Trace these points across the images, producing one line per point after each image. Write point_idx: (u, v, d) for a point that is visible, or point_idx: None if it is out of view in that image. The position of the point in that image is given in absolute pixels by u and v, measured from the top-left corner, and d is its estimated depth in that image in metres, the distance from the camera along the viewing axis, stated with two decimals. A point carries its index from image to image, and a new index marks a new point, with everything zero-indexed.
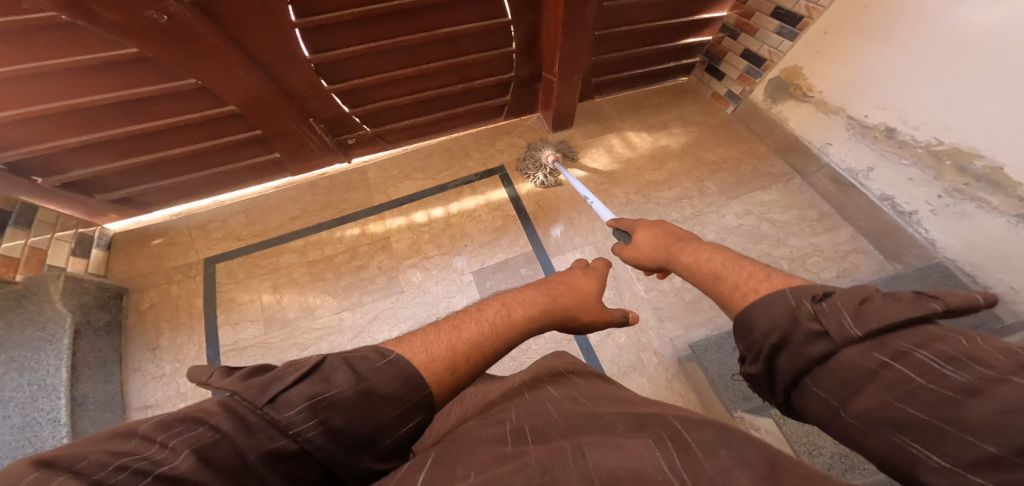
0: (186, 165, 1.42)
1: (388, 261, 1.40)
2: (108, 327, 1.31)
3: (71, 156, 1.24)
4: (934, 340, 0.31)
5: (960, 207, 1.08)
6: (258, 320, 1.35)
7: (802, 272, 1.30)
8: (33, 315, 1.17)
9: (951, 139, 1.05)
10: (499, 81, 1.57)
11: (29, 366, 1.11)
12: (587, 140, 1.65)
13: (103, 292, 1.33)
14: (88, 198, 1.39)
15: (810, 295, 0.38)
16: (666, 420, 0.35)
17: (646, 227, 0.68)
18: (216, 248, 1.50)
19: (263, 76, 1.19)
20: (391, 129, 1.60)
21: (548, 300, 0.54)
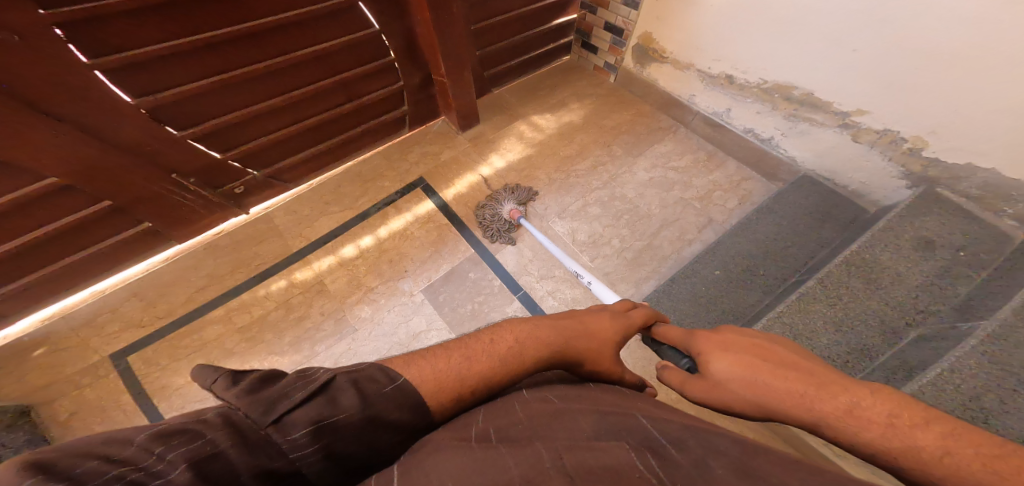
0: (37, 258, 1.22)
1: (330, 304, 1.33)
2: (31, 441, 1.10)
3: None
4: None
5: (799, 127, 1.29)
6: (207, 397, 1.23)
7: (712, 207, 1.44)
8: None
9: (771, 76, 1.26)
10: (390, 94, 1.52)
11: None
12: (498, 132, 1.66)
13: (4, 413, 1.12)
14: None
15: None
16: (637, 421, 0.39)
17: (721, 353, 0.54)
18: (118, 341, 1.32)
19: (75, 133, 1.02)
20: (284, 168, 1.49)
21: (560, 334, 0.53)
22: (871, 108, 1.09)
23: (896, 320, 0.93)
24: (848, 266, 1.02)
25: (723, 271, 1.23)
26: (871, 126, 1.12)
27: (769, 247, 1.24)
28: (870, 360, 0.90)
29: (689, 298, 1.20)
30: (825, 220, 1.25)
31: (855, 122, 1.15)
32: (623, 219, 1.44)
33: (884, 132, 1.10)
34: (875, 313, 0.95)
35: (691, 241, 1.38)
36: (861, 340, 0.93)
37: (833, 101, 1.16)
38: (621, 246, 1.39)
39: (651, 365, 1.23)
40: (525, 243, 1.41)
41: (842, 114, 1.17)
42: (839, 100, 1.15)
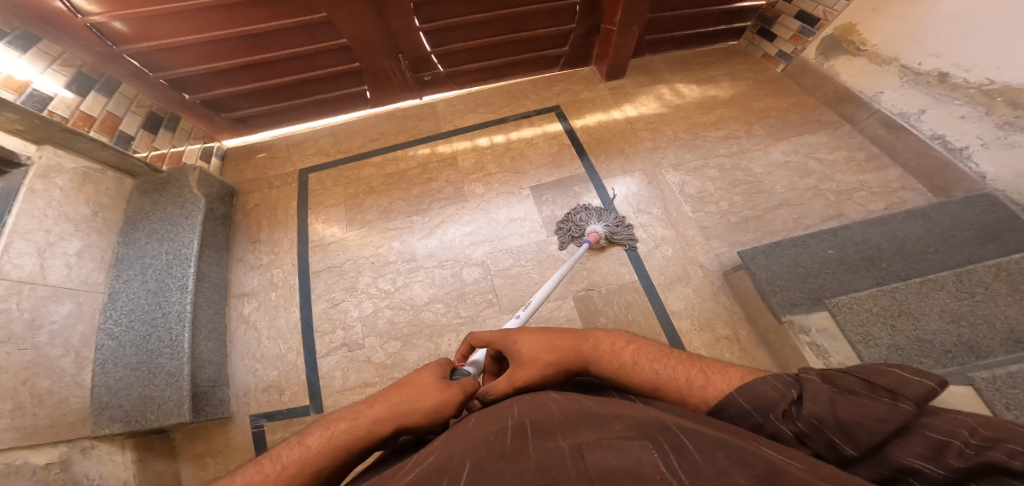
0: (296, 91, 1.72)
1: (455, 176, 1.62)
2: (222, 218, 1.57)
3: (217, 77, 1.56)
4: (940, 453, 0.31)
5: (1011, 138, 1.11)
6: (342, 220, 1.61)
7: (848, 203, 1.35)
8: (174, 197, 1.41)
9: (1002, 78, 1.09)
10: (561, 32, 1.73)
11: (169, 237, 1.33)
12: (638, 89, 1.78)
13: (222, 190, 1.62)
14: (216, 116, 1.72)
15: (778, 410, 0.40)
16: (666, 426, 0.35)
17: (523, 336, 0.62)
18: (308, 161, 1.77)
19: (375, 16, 1.47)
20: (460, 72, 1.82)
21: (372, 418, 0.51)
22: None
23: None
24: (997, 271, 0.90)
25: (838, 252, 1.13)
26: None
27: (905, 245, 1.10)
28: (975, 357, 0.81)
29: (786, 265, 1.13)
30: (988, 241, 1.05)
31: None
32: (738, 189, 1.44)
33: None
34: (1007, 321, 0.84)
35: (808, 227, 1.32)
36: (967, 337, 0.84)
37: None
38: (728, 210, 1.40)
39: (716, 321, 1.22)
40: (631, 179, 1.52)
41: None
42: None
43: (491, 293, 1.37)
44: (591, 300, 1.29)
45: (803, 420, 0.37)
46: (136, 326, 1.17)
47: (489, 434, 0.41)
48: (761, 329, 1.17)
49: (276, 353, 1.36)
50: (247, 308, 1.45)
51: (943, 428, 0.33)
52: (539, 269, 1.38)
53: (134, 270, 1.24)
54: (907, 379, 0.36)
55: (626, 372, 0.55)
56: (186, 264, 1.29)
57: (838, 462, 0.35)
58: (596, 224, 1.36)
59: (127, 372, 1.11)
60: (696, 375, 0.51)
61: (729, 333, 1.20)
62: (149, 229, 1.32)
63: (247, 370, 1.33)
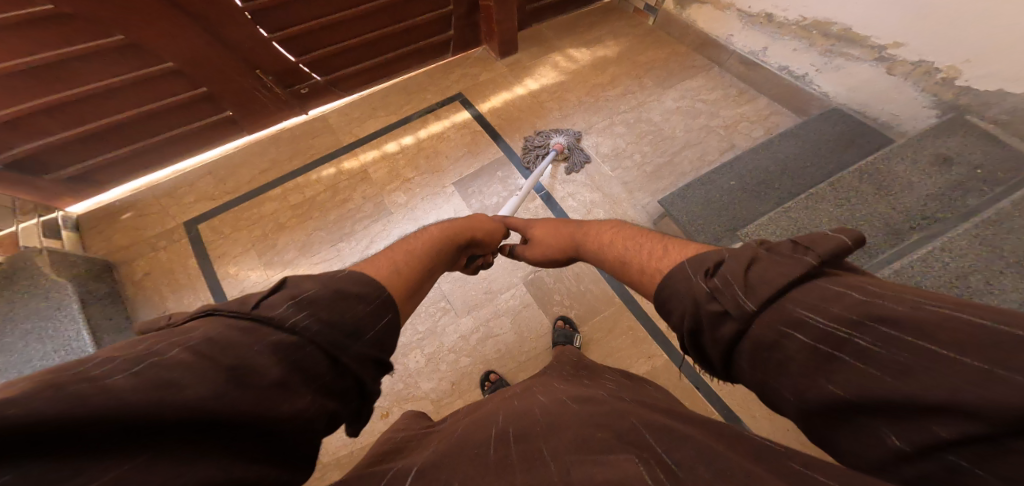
0: (136, 131, 1.42)
1: (371, 190, 1.50)
2: (109, 295, 1.31)
3: (5, 134, 1.21)
4: (829, 301, 0.32)
5: (835, 62, 1.31)
6: (258, 267, 1.42)
7: (737, 134, 1.49)
8: (29, 289, 1.16)
9: (810, 14, 1.30)
10: (438, 17, 1.64)
11: (48, 334, 1.11)
12: (534, 60, 1.77)
13: (93, 264, 1.34)
14: (37, 180, 1.35)
15: (706, 270, 0.43)
16: (644, 433, 0.35)
17: (539, 223, 0.93)
18: (192, 210, 1.52)
19: (198, 28, 1.25)
20: (341, 77, 1.65)
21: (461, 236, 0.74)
22: (908, 40, 1.11)
23: (900, 224, 0.96)
24: (862, 174, 1.06)
25: (739, 182, 1.25)
26: (907, 58, 1.13)
27: (789, 164, 1.25)
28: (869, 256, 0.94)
29: (702, 203, 1.23)
30: (848, 146, 1.26)
31: (891, 55, 1.16)
32: (645, 140, 1.52)
33: (918, 63, 1.12)
34: (880, 216, 0.98)
35: (711, 162, 1.45)
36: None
37: (869, 36, 1.18)
38: (642, 161, 1.48)
39: None
40: None
41: (878, 49, 1.18)
42: (876, 34, 1.17)
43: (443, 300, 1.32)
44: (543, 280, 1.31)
45: (721, 278, 0.40)
46: None
47: (472, 448, 0.39)
48: None
49: None
50: None
51: (841, 283, 0.34)
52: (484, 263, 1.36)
53: (27, 371, 1.02)
54: (824, 237, 0.38)
55: (604, 246, 0.70)
56: (84, 355, 1.12)
57: (740, 316, 0.36)
58: (557, 137, 1.47)
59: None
60: (657, 250, 0.57)
61: None
62: (15, 330, 1.07)
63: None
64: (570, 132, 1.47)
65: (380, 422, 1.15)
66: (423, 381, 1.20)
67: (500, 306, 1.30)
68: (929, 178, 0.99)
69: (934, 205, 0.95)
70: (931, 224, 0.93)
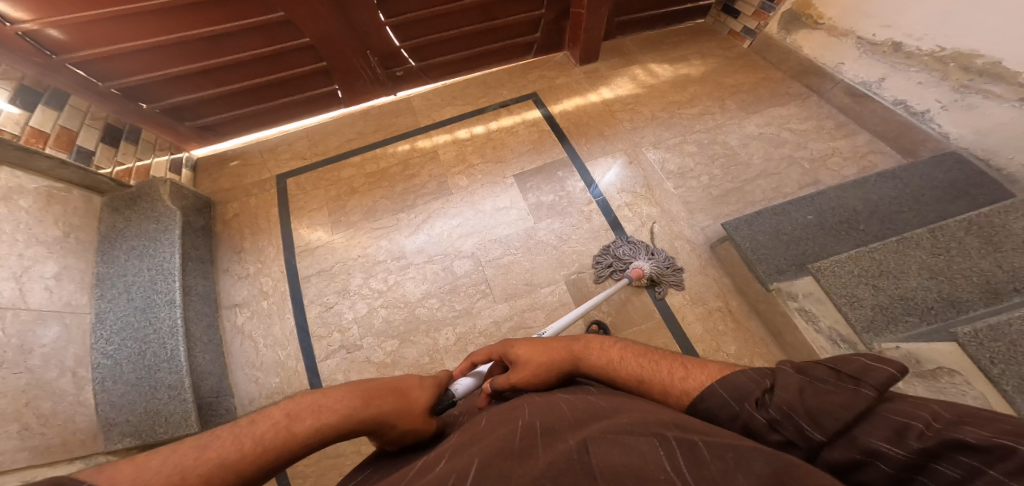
0: (262, 95, 1.65)
1: (437, 170, 1.61)
2: (203, 228, 1.52)
3: (171, 85, 1.47)
4: (901, 434, 0.31)
5: (968, 100, 1.17)
6: (327, 223, 1.57)
7: (823, 170, 1.40)
8: (148, 211, 1.35)
9: (952, 45, 1.15)
10: (530, 19, 1.72)
11: (149, 253, 1.27)
12: (612, 71, 1.79)
13: (198, 200, 1.56)
14: (179, 124, 1.62)
15: (754, 397, 0.40)
16: (670, 424, 0.35)
17: (520, 342, 0.66)
18: (285, 167, 1.73)
19: (336, 12, 1.42)
20: (432, 65, 1.79)
21: (364, 403, 0.44)
22: None
23: (1006, 285, 0.84)
24: (968, 225, 0.94)
25: (817, 217, 1.17)
26: None
27: (879, 206, 1.15)
28: (958, 312, 0.84)
29: (770, 233, 1.16)
30: (956, 197, 1.12)
31: None
32: (717, 162, 1.48)
33: None
34: (983, 273, 0.87)
35: (785, 195, 1.37)
36: (947, 291, 0.87)
37: (1022, 72, 1.03)
38: (709, 184, 1.44)
39: (708, 294, 1.26)
40: (612, 159, 1.54)
41: None
42: None
43: (483, 284, 1.38)
44: (584, 283, 1.33)
45: (775, 408, 0.37)
46: (129, 343, 1.13)
47: (503, 433, 0.40)
48: (751, 299, 1.21)
49: (276, 359, 1.34)
50: (240, 318, 1.42)
51: (904, 411, 0.33)
52: (528, 256, 1.39)
53: (117, 289, 1.19)
54: (867, 365, 0.36)
55: (613, 366, 0.57)
56: (170, 277, 1.25)
57: (808, 449, 0.34)
58: (641, 261, 1.28)
59: (129, 388, 1.09)
60: (676, 368, 0.52)
61: (721, 304, 1.24)
62: (126, 246, 1.26)
63: (249, 378, 1.32)
64: (661, 262, 1.27)
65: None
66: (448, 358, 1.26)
67: (538, 300, 1.32)
68: None
69: None
70: None
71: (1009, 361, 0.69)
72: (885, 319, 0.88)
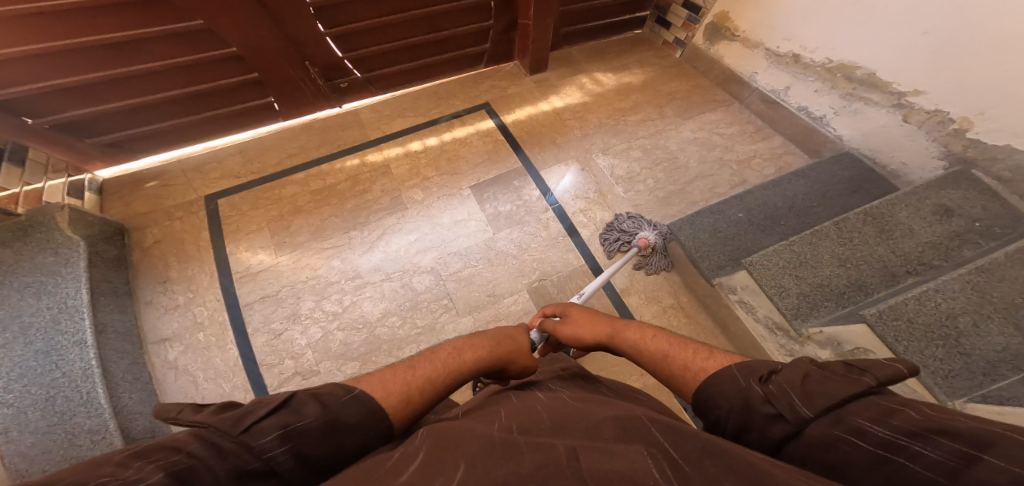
0: (185, 108, 1.51)
1: (390, 184, 1.56)
2: (115, 259, 1.35)
3: (65, 97, 1.29)
4: (886, 415, 0.35)
5: (853, 107, 1.36)
6: (269, 246, 1.46)
7: (749, 171, 1.54)
8: (44, 243, 1.20)
9: (836, 57, 1.35)
10: (479, 30, 1.73)
11: (48, 290, 1.14)
12: (562, 81, 1.84)
13: (108, 227, 1.38)
14: (78, 142, 1.42)
15: (763, 377, 0.45)
16: (650, 429, 0.39)
17: (578, 311, 0.86)
18: (216, 186, 1.58)
19: (269, 21, 1.34)
20: (378, 76, 1.73)
21: (492, 348, 0.68)
22: (928, 89, 1.15)
23: (898, 268, 0.98)
24: (866, 216, 1.08)
25: (746, 215, 1.28)
26: (924, 106, 1.17)
27: (795, 202, 1.29)
28: (864, 295, 0.97)
29: (709, 232, 1.26)
30: (855, 192, 1.29)
31: (911, 102, 1.20)
32: (660, 166, 1.57)
33: (936, 112, 1.16)
34: (881, 259, 1.00)
35: (720, 195, 1.49)
36: (855, 277, 1.00)
37: (894, 82, 1.23)
38: (654, 187, 1.53)
39: (661, 293, 1.34)
40: (566, 167, 1.58)
41: (899, 94, 1.23)
42: (901, 81, 1.21)
43: (445, 298, 1.35)
44: (546, 290, 1.35)
45: (777, 386, 0.42)
46: (36, 389, 1.00)
47: (477, 431, 0.42)
48: (699, 294, 1.30)
49: (219, 392, 1.22)
50: (173, 353, 1.27)
51: (899, 402, 0.36)
52: (489, 267, 1.39)
53: (11, 332, 1.05)
54: (881, 363, 0.39)
55: (641, 343, 0.69)
56: (77, 313, 1.13)
57: (796, 421, 0.39)
58: (647, 231, 1.37)
59: (40, 437, 0.95)
60: (701, 350, 0.60)
61: (673, 301, 1.32)
62: (18, 284, 1.12)
63: (189, 412, 1.18)
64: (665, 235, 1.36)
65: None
66: None
67: (501, 311, 1.32)
68: (929, 225, 1.02)
69: (931, 252, 0.98)
70: (926, 270, 0.96)
71: (909, 338, 0.80)
72: (810, 306, 0.99)
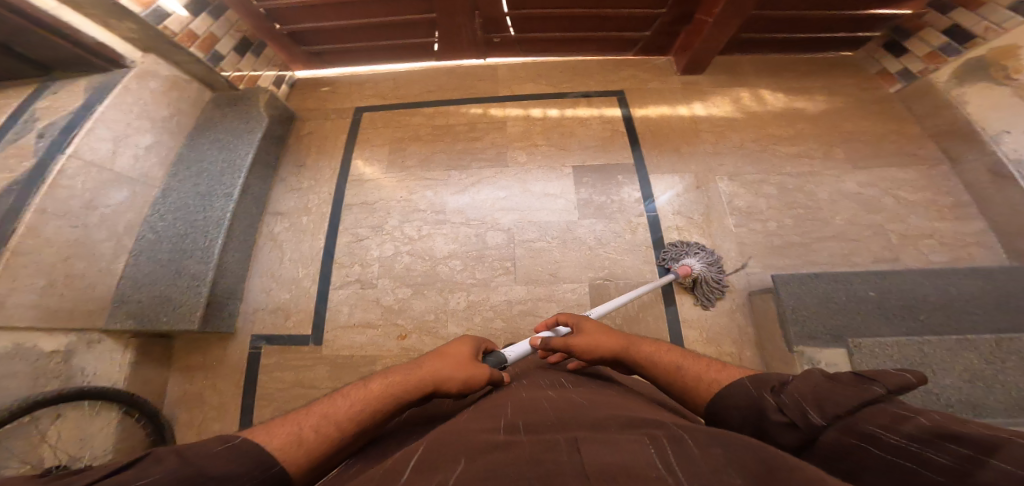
0: (370, 33, 1.76)
1: (500, 140, 1.62)
2: (279, 139, 1.64)
3: (303, 13, 1.64)
4: (897, 422, 0.34)
5: None
6: (383, 161, 1.64)
7: (909, 249, 1.29)
8: (242, 112, 1.49)
9: None
10: (647, 16, 1.66)
11: (229, 148, 1.41)
12: (716, 87, 1.70)
13: (283, 114, 1.67)
14: (295, 47, 1.79)
15: (772, 387, 0.47)
16: (655, 426, 0.38)
17: (575, 318, 0.80)
18: (364, 102, 1.81)
19: None
20: (530, 39, 1.79)
21: (421, 374, 0.58)
22: None
23: None
24: None
25: (880, 295, 1.05)
26: None
27: (954, 301, 1.02)
28: None
29: (820, 299, 1.06)
30: None
31: None
32: (792, 210, 1.38)
33: None
34: None
35: (854, 264, 1.28)
36: (976, 396, 0.87)
37: None
38: (774, 230, 1.35)
39: (724, 337, 1.21)
40: (681, 180, 1.47)
41: None
42: None
43: (508, 262, 1.37)
44: (606, 290, 1.30)
45: (789, 397, 0.43)
46: (178, 223, 1.27)
47: (477, 426, 0.43)
48: (770, 354, 1.14)
49: (293, 276, 1.40)
50: (278, 227, 1.50)
51: (911, 410, 0.35)
52: (561, 249, 1.37)
53: (191, 172, 1.35)
54: (889, 372, 0.39)
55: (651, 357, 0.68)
56: (237, 174, 1.36)
57: (806, 429, 0.39)
58: (691, 259, 1.27)
59: (156, 268, 1.21)
60: (712, 364, 0.62)
61: (733, 350, 1.18)
62: (213, 137, 1.42)
63: (262, 288, 1.39)
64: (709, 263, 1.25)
65: (397, 339, 1.28)
66: (452, 325, 1.29)
67: (556, 293, 1.31)
68: None
69: None
70: None
71: None
72: None
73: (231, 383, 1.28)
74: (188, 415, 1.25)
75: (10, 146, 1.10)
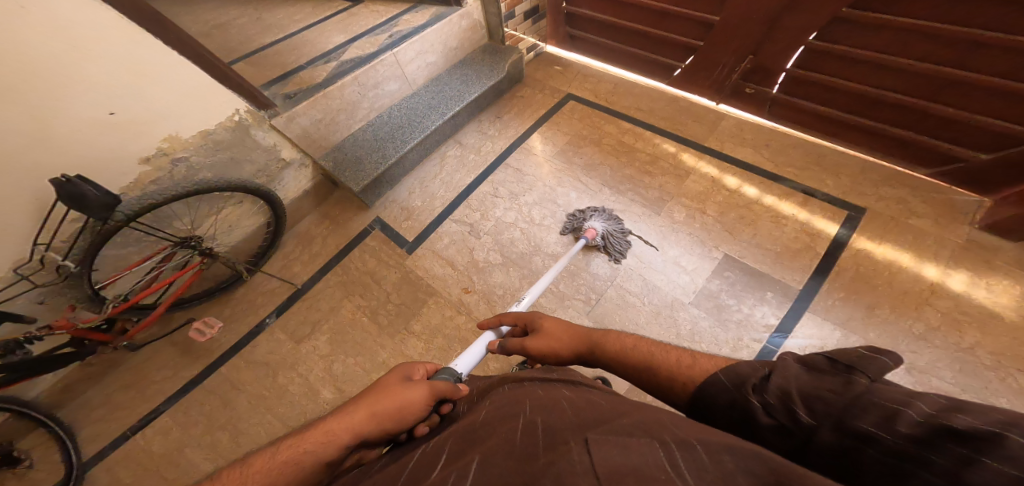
0: (630, 37, 1.82)
1: (669, 187, 1.49)
2: (502, 91, 1.90)
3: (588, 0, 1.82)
4: (893, 420, 0.28)
5: None
6: (556, 146, 1.72)
7: None
8: (494, 66, 1.81)
9: None
10: (997, 137, 1.16)
11: (470, 84, 1.74)
12: (1018, 269, 1.13)
13: (515, 76, 1.92)
14: (562, 27, 2.02)
15: (751, 385, 0.39)
16: (664, 426, 0.34)
17: (550, 320, 0.78)
18: (580, 93, 1.90)
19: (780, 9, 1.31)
20: (786, 104, 1.53)
21: (351, 422, 0.48)
22: None
23: None
24: None
25: None
26: None
27: None
28: None
29: None
30: None
31: None
32: None
33: None
34: None
35: None
36: None
37: None
38: None
39: None
40: (840, 335, 1.11)
41: None
42: None
43: (594, 295, 1.29)
44: None
45: (771, 393, 0.36)
46: (405, 117, 1.61)
47: (501, 430, 0.40)
48: None
49: (433, 193, 1.63)
50: (450, 152, 1.75)
51: (896, 396, 0.30)
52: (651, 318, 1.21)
53: (436, 88, 1.72)
54: (862, 357, 0.34)
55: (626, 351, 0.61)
56: (459, 103, 1.66)
57: (801, 434, 0.32)
58: (599, 224, 1.38)
59: (372, 140, 1.53)
60: (685, 357, 0.53)
61: None
62: (462, 74, 1.78)
63: (409, 189, 1.65)
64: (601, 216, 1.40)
65: (461, 290, 1.39)
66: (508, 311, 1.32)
67: None
68: None
69: None
70: None
71: None
72: None
73: (334, 243, 1.53)
74: (291, 250, 1.52)
75: (376, 38, 1.62)
